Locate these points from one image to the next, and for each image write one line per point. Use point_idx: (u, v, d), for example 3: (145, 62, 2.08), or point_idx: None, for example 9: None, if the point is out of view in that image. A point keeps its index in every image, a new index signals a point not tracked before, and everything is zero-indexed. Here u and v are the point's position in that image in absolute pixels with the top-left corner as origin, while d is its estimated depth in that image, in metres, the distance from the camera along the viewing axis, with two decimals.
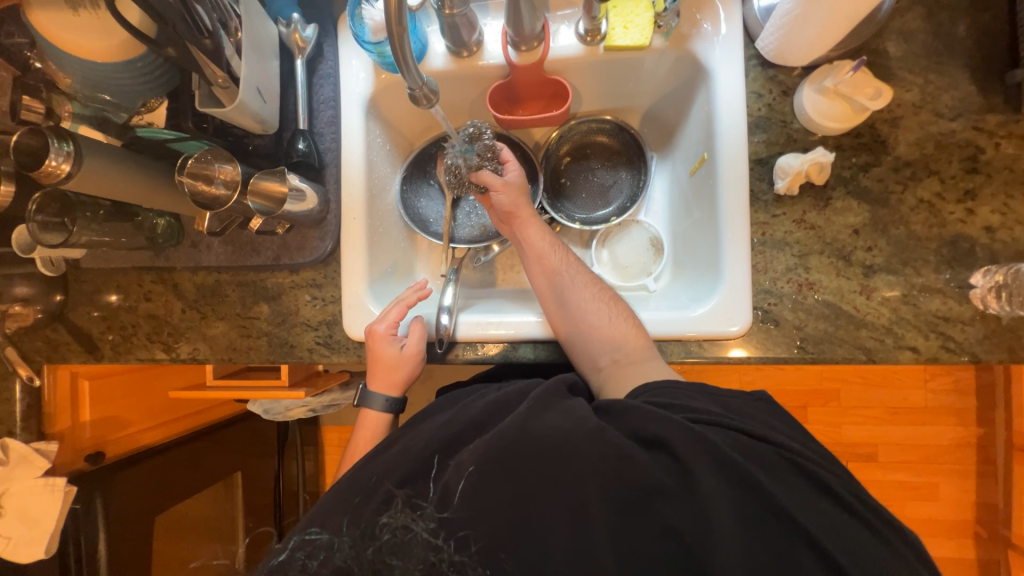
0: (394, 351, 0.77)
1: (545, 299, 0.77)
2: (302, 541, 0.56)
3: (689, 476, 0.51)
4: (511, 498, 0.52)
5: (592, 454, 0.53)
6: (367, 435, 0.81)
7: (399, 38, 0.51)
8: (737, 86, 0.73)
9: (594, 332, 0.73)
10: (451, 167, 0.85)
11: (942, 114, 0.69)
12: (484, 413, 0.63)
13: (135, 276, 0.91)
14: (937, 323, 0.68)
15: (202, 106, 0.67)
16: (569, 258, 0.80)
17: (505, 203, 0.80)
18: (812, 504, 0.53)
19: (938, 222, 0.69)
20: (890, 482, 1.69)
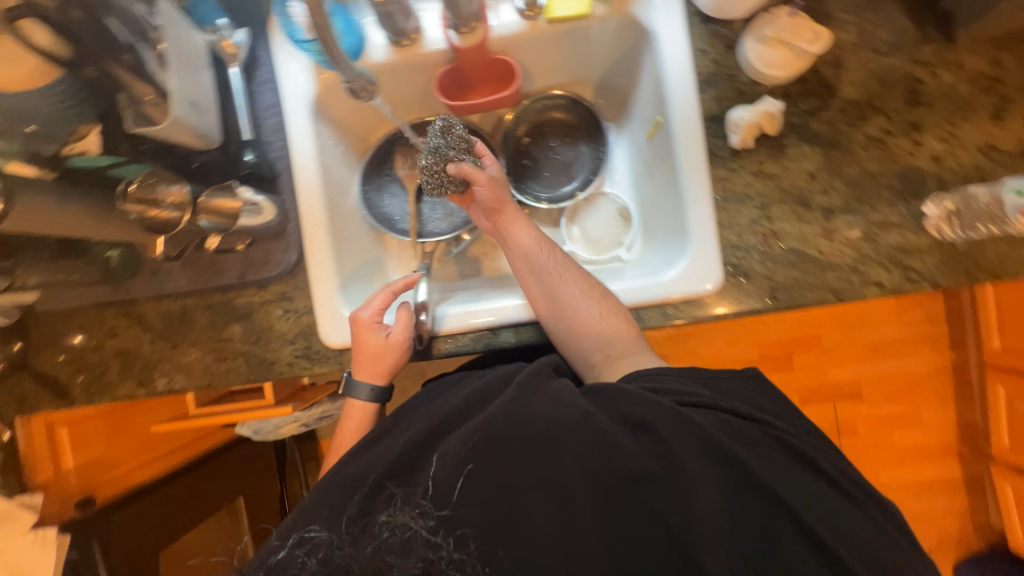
0: (380, 335, 0.75)
1: (535, 295, 0.75)
2: (300, 540, 0.56)
3: (671, 458, 0.52)
4: (502, 492, 0.53)
5: (579, 446, 0.53)
6: (349, 431, 0.77)
7: (323, 29, 0.48)
8: (682, 44, 0.72)
9: (582, 328, 0.71)
10: (427, 161, 0.76)
11: (880, 51, 0.71)
12: (469, 403, 0.62)
13: (96, 313, 0.87)
14: (898, 256, 0.70)
15: (134, 127, 0.63)
16: (557, 254, 0.76)
17: (488, 201, 0.76)
18: (780, 467, 0.55)
19: (888, 157, 0.71)
20: (878, 416, 1.76)
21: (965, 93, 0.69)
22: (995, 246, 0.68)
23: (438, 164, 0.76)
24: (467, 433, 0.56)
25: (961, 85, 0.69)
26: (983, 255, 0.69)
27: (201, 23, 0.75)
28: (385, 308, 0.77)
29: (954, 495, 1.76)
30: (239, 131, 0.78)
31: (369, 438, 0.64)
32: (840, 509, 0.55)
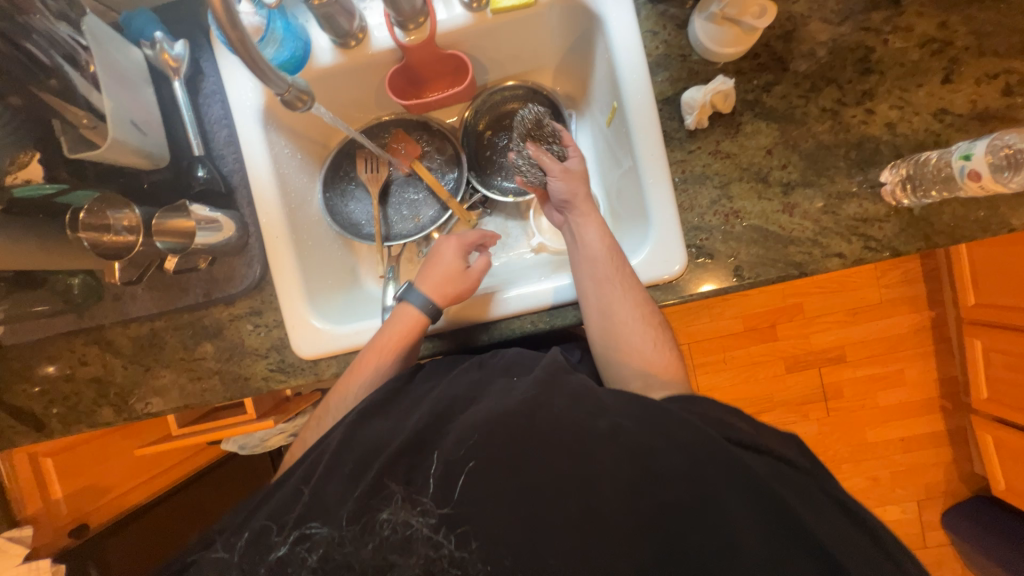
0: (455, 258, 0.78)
1: (590, 305, 0.72)
2: (301, 537, 0.57)
3: (643, 448, 0.54)
4: (520, 498, 0.54)
5: (551, 444, 0.56)
6: (382, 347, 0.74)
7: (242, 45, 0.47)
8: (630, 28, 0.71)
9: (626, 351, 0.69)
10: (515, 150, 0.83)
11: (830, 21, 0.70)
12: (472, 387, 0.67)
13: (65, 342, 0.86)
14: (857, 226, 0.71)
15: (73, 152, 0.61)
16: (625, 269, 0.71)
17: (562, 196, 0.76)
18: (815, 505, 0.53)
19: (843, 127, 0.71)
20: (862, 377, 1.79)
21: (916, 58, 0.69)
22: (951, 209, 0.69)
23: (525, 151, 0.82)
24: (463, 437, 0.58)
25: (912, 50, 0.69)
26: (940, 220, 0.69)
27: (136, 38, 0.72)
28: (479, 241, 0.82)
29: (939, 448, 1.80)
30: (189, 147, 0.76)
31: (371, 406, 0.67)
32: (810, 486, 0.56)
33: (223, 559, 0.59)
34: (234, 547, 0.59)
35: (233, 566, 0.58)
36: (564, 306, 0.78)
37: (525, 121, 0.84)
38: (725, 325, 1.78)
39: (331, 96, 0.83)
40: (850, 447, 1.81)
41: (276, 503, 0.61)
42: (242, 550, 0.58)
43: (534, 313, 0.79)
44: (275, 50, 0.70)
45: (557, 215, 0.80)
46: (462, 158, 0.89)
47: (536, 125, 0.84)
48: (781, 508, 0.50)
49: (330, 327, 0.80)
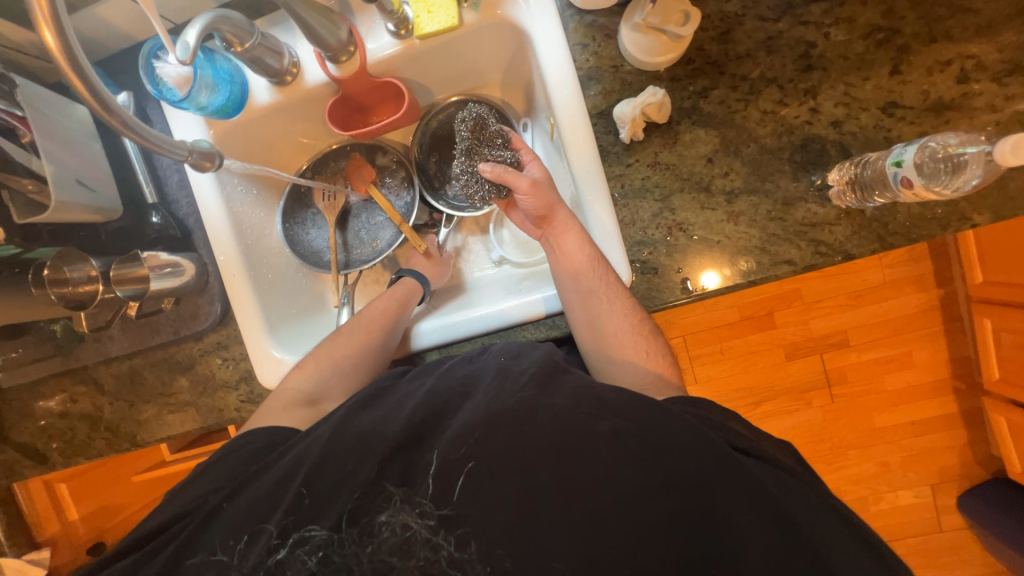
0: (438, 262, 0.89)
1: (578, 320, 0.69)
2: (301, 539, 0.52)
3: (623, 440, 0.53)
4: (525, 512, 0.50)
5: (537, 441, 0.53)
6: (392, 305, 0.81)
7: (138, 134, 0.50)
8: (557, 42, 0.70)
9: (619, 366, 0.67)
10: (460, 161, 0.80)
11: (765, 17, 0.68)
12: (467, 381, 0.64)
13: (56, 382, 0.90)
14: (806, 230, 0.68)
15: (25, 218, 0.65)
16: (610, 279, 0.68)
17: (536, 212, 0.73)
18: (803, 501, 0.53)
19: (786, 129, 0.68)
20: (867, 361, 1.73)
21: (861, 50, 0.66)
22: (905, 209, 0.66)
23: (472, 161, 0.79)
24: (455, 438, 0.55)
25: (855, 42, 0.66)
26: (894, 220, 0.66)
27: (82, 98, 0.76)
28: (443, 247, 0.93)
29: (953, 431, 1.73)
30: (143, 194, 0.80)
31: (367, 398, 0.64)
32: (798, 484, 0.55)
33: (221, 561, 0.53)
34: (233, 548, 0.54)
35: (232, 568, 0.53)
36: (513, 327, 0.78)
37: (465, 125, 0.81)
38: (720, 316, 1.74)
39: (276, 132, 0.84)
40: (857, 433, 1.75)
41: (255, 496, 0.56)
42: (242, 551, 0.53)
43: (486, 334, 0.79)
44: (208, 95, 0.72)
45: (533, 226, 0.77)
46: (414, 179, 0.89)
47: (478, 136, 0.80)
48: (766, 505, 0.50)
49: (289, 357, 0.82)
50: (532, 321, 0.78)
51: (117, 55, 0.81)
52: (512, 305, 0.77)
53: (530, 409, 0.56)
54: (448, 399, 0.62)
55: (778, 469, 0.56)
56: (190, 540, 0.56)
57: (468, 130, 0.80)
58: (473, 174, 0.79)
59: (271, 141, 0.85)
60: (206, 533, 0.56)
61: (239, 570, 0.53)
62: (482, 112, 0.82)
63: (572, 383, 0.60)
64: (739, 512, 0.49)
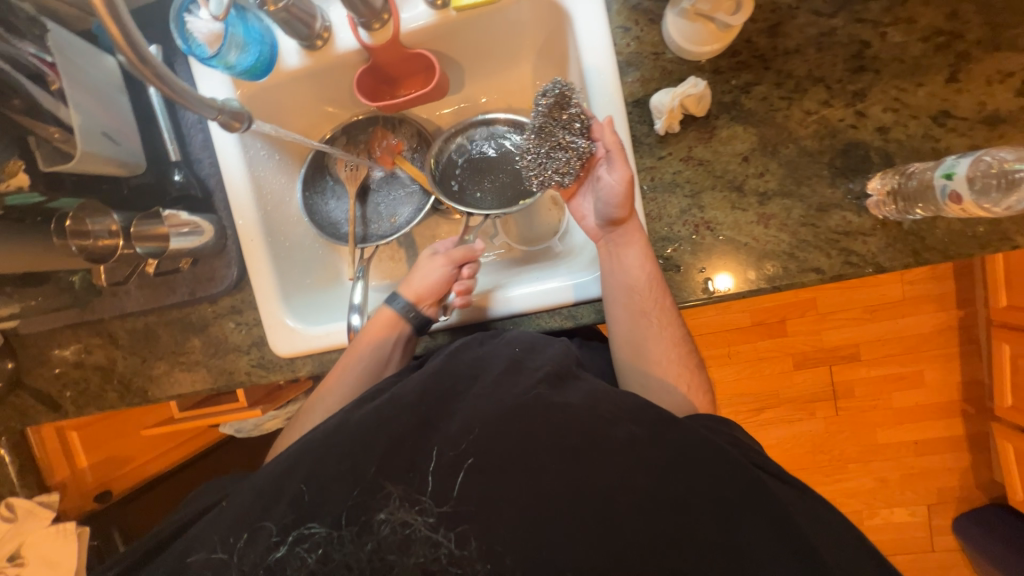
0: (443, 265, 0.77)
1: (620, 337, 0.70)
2: (300, 536, 0.52)
3: (636, 447, 0.53)
4: (528, 503, 0.50)
5: (547, 436, 0.53)
6: (352, 362, 0.75)
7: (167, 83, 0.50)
8: (600, 25, 0.67)
9: (658, 389, 0.67)
10: (529, 139, 0.71)
11: (819, 12, 0.65)
12: (476, 364, 0.64)
13: (72, 332, 0.92)
14: (838, 239, 0.66)
15: (48, 166, 0.65)
16: (664, 302, 0.68)
17: (608, 209, 0.67)
18: (811, 514, 0.53)
19: (829, 132, 0.65)
20: (876, 377, 1.70)
21: (918, 53, 0.63)
22: (946, 224, 0.63)
23: (541, 142, 0.70)
24: (465, 425, 0.55)
25: (912, 44, 0.63)
26: (933, 235, 0.64)
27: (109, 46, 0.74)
28: (461, 258, 0.78)
29: (957, 453, 1.72)
30: (166, 151, 0.80)
31: (369, 394, 0.63)
32: (807, 498, 0.55)
33: (220, 559, 0.52)
34: (232, 546, 0.53)
35: (231, 566, 0.52)
36: (529, 314, 0.77)
37: (548, 97, 0.68)
38: (733, 318, 1.71)
39: (303, 98, 0.83)
40: (857, 447, 1.74)
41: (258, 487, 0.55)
42: (241, 550, 0.52)
43: (499, 319, 0.78)
44: (238, 55, 0.71)
45: (594, 224, 0.71)
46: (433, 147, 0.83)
47: (554, 114, 0.69)
48: (771, 515, 0.50)
49: (303, 327, 0.82)
50: (547, 310, 0.77)
51: (147, 8, 0.80)
52: (530, 295, 0.76)
53: (541, 406, 0.56)
54: (454, 380, 0.61)
55: (784, 482, 0.56)
56: (196, 538, 0.55)
57: (546, 105, 0.68)
58: (540, 157, 0.70)
59: (297, 107, 0.84)
60: (207, 533, 0.55)
61: (238, 570, 0.52)
62: (569, 90, 0.67)
63: (585, 388, 0.60)
64: (749, 528, 0.49)
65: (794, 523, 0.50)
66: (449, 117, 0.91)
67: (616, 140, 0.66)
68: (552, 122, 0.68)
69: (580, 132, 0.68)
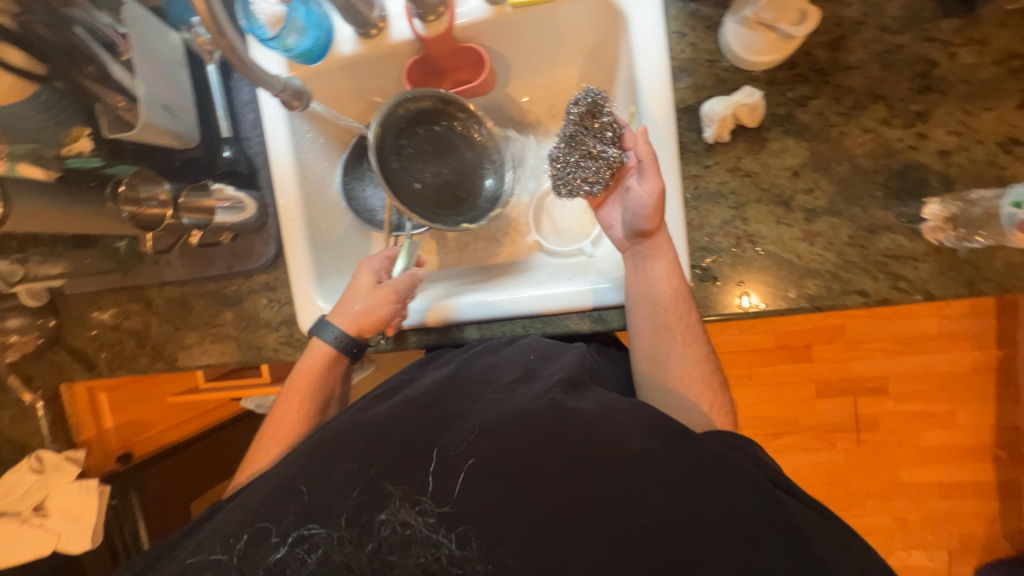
0: (388, 299, 0.75)
1: (642, 350, 0.69)
2: (301, 537, 0.51)
3: (651, 460, 0.51)
4: (544, 505, 0.50)
5: (570, 438, 0.53)
6: (300, 391, 0.75)
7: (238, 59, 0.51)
8: (657, 28, 0.67)
9: (676, 407, 0.66)
10: (559, 147, 0.72)
11: (886, 28, 0.63)
12: (488, 370, 0.66)
13: (112, 296, 0.95)
14: (887, 263, 0.64)
15: (111, 132, 0.68)
16: (690, 319, 0.67)
17: (636, 221, 0.66)
18: (840, 544, 0.51)
19: (886, 151, 0.63)
20: (904, 413, 1.63)
21: (988, 76, 0.61)
22: (1005, 255, 0.61)
23: (571, 150, 0.70)
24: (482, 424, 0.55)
25: (983, 67, 0.61)
26: (990, 266, 0.61)
27: (177, 23, 0.77)
28: (405, 289, 0.76)
29: (985, 499, 1.64)
30: (219, 128, 0.82)
31: (377, 396, 0.65)
32: (836, 527, 0.53)
33: (220, 560, 0.51)
34: (232, 548, 0.51)
35: (231, 568, 0.51)
36: (556, 315, 0.76)
37: (580, 106, 0.69)
38: (758, 339, 1.64)
39: (353, 85, 0.84)
40: (876, 484, 1.67)
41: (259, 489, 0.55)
42: (242, 551, 0.51)
43: (526, 318, 0.77)
44: (296, 39, 0.74)
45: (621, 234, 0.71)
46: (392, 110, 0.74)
47: (587, 122, 0.70)
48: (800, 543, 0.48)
49: None
50: (576, 311, 0.76)
51: None
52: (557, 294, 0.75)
53: (556, 412, 0.56)
54: (465, 383, 0.63)
55: (812, 510, 0.53)
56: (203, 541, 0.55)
57: (578, 114, 0.69)
58: (569, 166, 0.71)
59: (347, 93, 0.85)
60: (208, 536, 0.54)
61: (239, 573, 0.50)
62: (602, 100, 0.69)
63: (597, 397, 0.60)
64: (773, 560, 0.46)
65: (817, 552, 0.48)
66: (493, 112, 0.91)
67: (648, 149, 0.66)
68: (582, 130, 0.69)
69: (611, 141, 0.69)
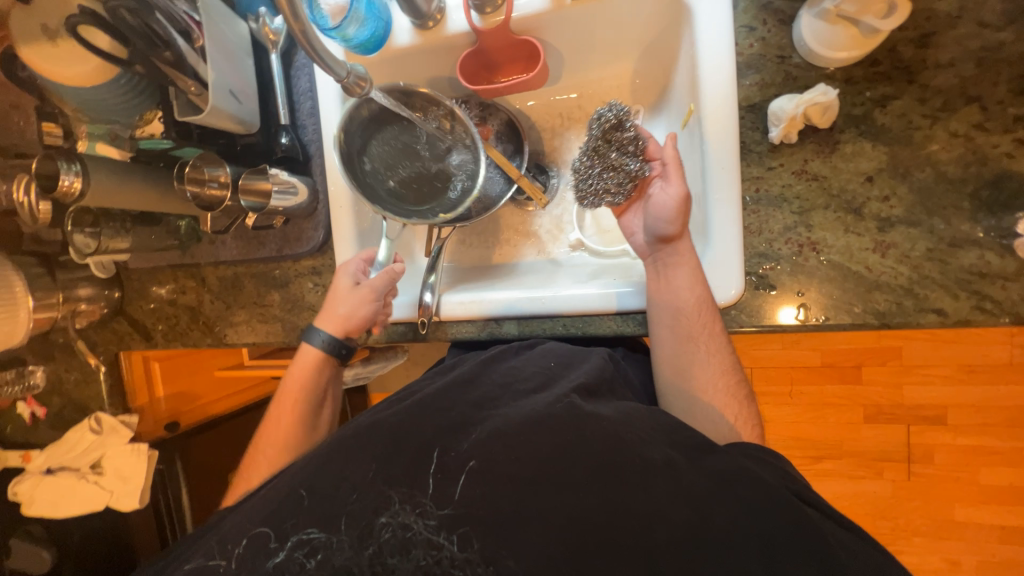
0: (369, 300, 0.78)
1: (663, 359, 0.67)
2: (299, 542, 0.49)
3: (673, 470, 0.49)
4: (564, 515, 0.47)
5: (609, 441, 0.51)
6: (294, 393, 0.80)
7: (305, 38, 0.51)
8: (725, 21, 0.64)
9: (700, 418, 0.63)
10: (582, 159, 0.72)
11: (985, 24, 0.58)
12: (507, 375, 0.65)
13: (171, 272, 1.00)
14: (971, 280, 0.58)
15: (183, 115, 0.71)
16: (712, 328, 0.64)
17: (659, 225, 0.65)
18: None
19: (977, 158, 0.58)
20: (964, 447, 1.51)
21: None
22: None
23: (593, 163, 0.71)
24: (522, 422, 0.54)
25: None
26: None
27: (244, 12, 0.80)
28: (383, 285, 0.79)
29: None
30: (277, 115, 0.85)
31: (392, 401, 0.63)
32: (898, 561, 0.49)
33: (217, 566, 0.49)
34: (229, 552, 0.50)
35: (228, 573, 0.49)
36: (597, 317, 0.74)
37: (603, 121, 0.71)
38: (803, 356, 1.55)
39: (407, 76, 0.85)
40: (927, 520, 1.55)
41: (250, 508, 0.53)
42: (239, 557, 0.49)
43: (568, 316, 0.75)
44: (356, 29, 0.74)
45: (643, 242, 0.69)
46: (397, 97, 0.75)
47: (608, 136, 0.71)
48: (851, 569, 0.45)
49: None
50: (621, 313, 0.73)
51: None
52: (594, 294, 0.73)
53: (573, 417, 0.54)
54: (482, 387, 0.62)
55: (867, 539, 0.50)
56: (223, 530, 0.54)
57: (600, 128, 0.71)
58: (593, 177, 0.71)
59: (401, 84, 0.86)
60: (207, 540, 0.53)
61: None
62: (624, 113, 0.70)
63: (618, 403, 0.60)
64: (801, 573, 0.44)
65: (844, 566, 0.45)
66: (543, 106, 0.90)
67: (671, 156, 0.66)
68: (602, 144, 0.71)
69: (632, 154, 0.69)
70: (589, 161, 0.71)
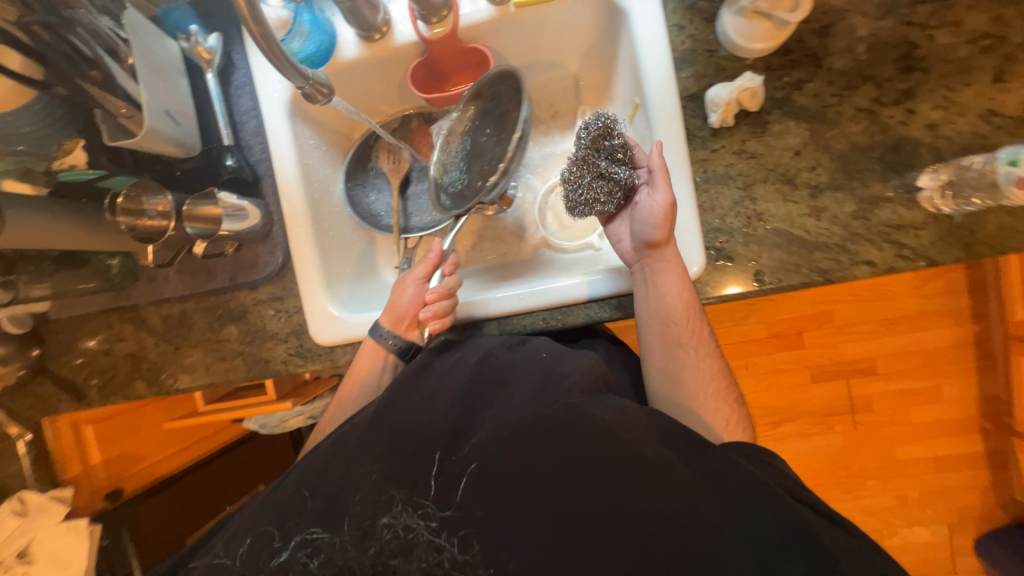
0: (415, 287, 0.74)
1: (655, 365, 0.71)
2: (302, 542, 0.49)
3: (660, 462, 0.50)
4: (557, 510, 0.49)
5: (608, 419, 0.53)
6: (352, 383, 0.75)
7: (268, 49, 0.52)
8: (657, 20, 0.70)
9: (692, 422, 0.66)
10: (571, 168, 0.73)
11: (869, 14, 0.68)
12: (505, 368, 0.63)
13: (103, 319, 0.90)
14: (890, 232, 0.67)
15: (112, 140, 0.67)
16: (699, 334, 0.69)
17: (646, 231, 0.67)
18: None
19: (880, 127, 0.67)
20: (894, 392, 1.69)
21: (964, 55, 0.66)
22: (996, 218, 0.64)
23: (582, 172, 0.72)
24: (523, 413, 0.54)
25: (959, 46, 0.66)
26: (983, 228, 0.65)
27: (174, 32, 0.77)
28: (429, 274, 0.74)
29: (974, 470, 1.70)
30: (219, 136, 0.80)
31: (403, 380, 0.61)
32: None
33: (222, 565, 0.50)
34: (234, 552, 0.50)
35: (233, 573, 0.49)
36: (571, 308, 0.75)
37: (590, 129, 0.71)
38: (753, 330, 1.67)
39: (356, 89, 0.84)
40: (875, 463, 1.71)
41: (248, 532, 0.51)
42: (243, 557, 0.50)
43: (546, 310, 0.76)
44: (301, 43, 0.73)
45: (630, 248, 0.72)
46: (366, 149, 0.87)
47: (596, 145, 0.72)
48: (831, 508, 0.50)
49: (345, 316, 0.81)
50: (598, 299, 0.74)
51: None
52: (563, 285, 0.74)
53: (572, 415, 0.54)
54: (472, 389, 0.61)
55: None
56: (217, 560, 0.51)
57: (588, 138, 0.72)
58: (581, 186, 0.72)
59: (350, 97, 0.85)
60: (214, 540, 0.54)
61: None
62: (611, 120, 0.72)
63: (613, 402, 0.57)
64: (795, 513, 0.47)
65: (818, 527, 0.47)
66: None
67: (659, 161, 0.67)
68: (592, 153, 0.71)
69: (621, 162, 0.71)
70: (579, 171, 0.72)
